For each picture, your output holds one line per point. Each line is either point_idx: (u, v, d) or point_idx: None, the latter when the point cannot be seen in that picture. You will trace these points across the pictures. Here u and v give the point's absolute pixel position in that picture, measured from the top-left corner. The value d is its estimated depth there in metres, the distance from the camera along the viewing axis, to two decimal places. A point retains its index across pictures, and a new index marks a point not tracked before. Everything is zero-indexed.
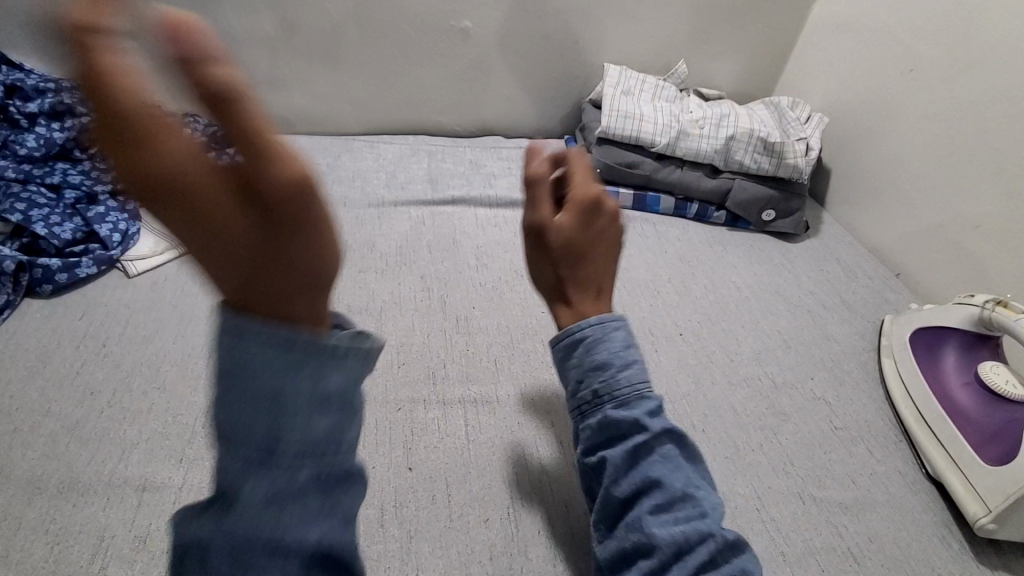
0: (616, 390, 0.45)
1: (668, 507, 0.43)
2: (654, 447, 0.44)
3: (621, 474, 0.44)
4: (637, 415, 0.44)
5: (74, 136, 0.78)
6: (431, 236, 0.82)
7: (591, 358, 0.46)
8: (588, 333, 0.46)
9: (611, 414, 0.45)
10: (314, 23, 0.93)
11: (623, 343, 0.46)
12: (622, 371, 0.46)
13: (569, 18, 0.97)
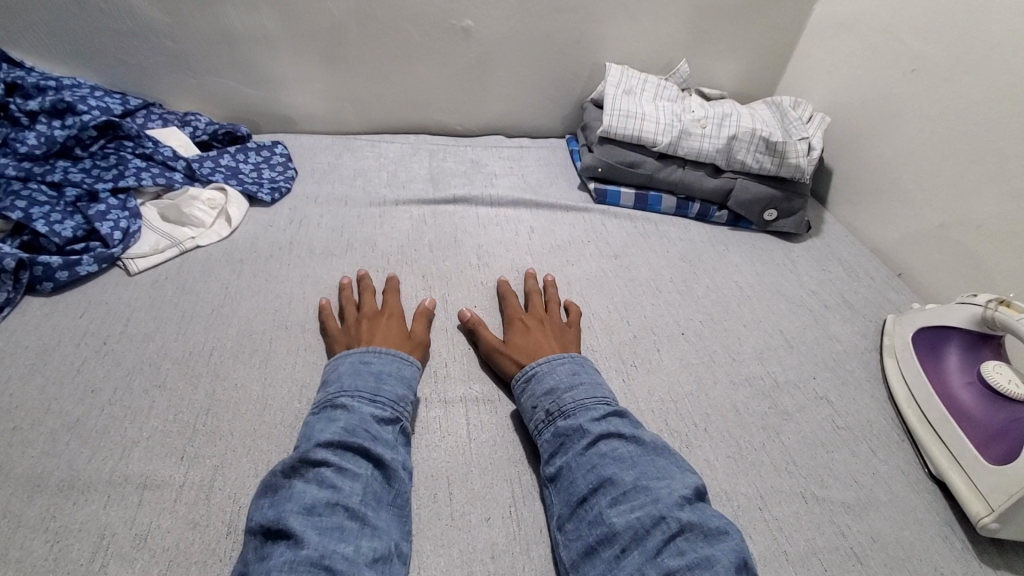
0: (563, 404, 0.55)
1: (623, 496, 0.47)
2: (601, 447, 0.51)
3: (577, 476, 0.50)
4: (580, 421, 0.53)
5: (75, 133, 0.78)
6: (433, 234, 0.82)
7: (542, 385, 0.57)
8: (536, 368, 0.59)
9: (561, 425, 0.53)
10: (314, 21, 0.92)
11: (568, 370, 0.58)
12: (568, 390, 0.56)
13: (572, 17, 0.96)
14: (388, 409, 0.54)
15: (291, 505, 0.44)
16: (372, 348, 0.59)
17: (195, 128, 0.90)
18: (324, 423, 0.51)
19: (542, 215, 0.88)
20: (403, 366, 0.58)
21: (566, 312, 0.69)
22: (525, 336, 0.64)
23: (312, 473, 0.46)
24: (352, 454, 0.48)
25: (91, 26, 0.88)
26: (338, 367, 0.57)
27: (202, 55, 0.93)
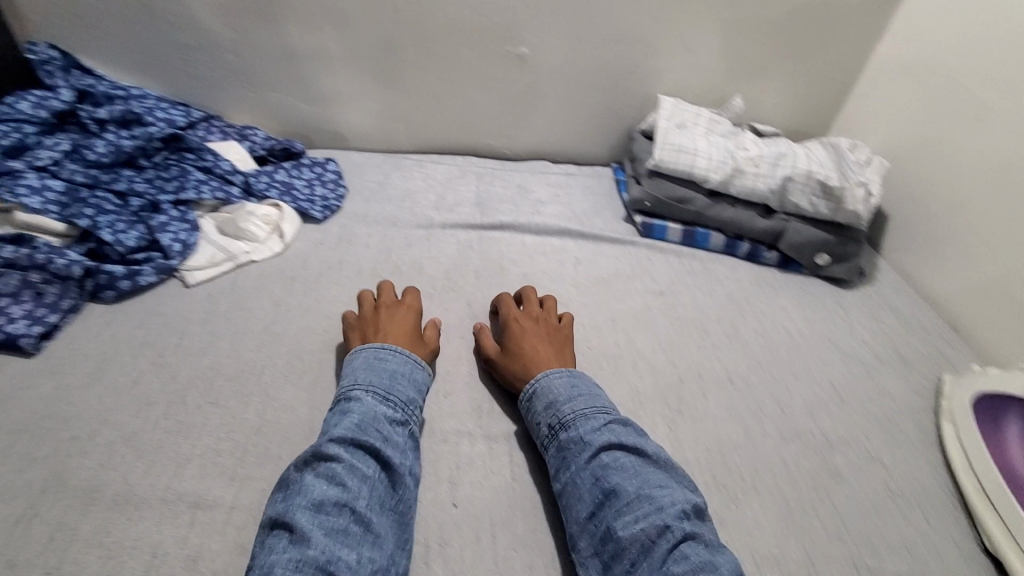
0: (563, 416, 0.56)
1: (626, 507, 0.49)
2: (604, 458, 0.52)
3: (582, 486, 0.51)
4: (581, 433, 0.54)
5: (142, 144, 0.82)
6: (478, 260, 0.83)
7: (541, 400, 0.59)
8: (536, 383, 0.60)
9: (563, 438, 0.55)
10: (372, 43, 0.94)
11: (565, 383, 0.60)
12: (567, 402, 0.57)
13: (626, 48, 0.97)
14: (398, 408, 0.55)
15: (304, 501, 0.46)
16: (388, 346, 0.61)
17: (253, 142, 0.92)
18: (338, 416, 0.54)
19: (587, 246, 0.88)
20: (415, 370, 0.60)
21: (562, 319, 0.70)
22: (525, 336, 0.66)
23: (324, 468, 0.48)
24: (363, 451, 0.50)
25: (161, 40, 0.91)
26: (352, 362, 0.59)
27: (263, 71, 0.96)
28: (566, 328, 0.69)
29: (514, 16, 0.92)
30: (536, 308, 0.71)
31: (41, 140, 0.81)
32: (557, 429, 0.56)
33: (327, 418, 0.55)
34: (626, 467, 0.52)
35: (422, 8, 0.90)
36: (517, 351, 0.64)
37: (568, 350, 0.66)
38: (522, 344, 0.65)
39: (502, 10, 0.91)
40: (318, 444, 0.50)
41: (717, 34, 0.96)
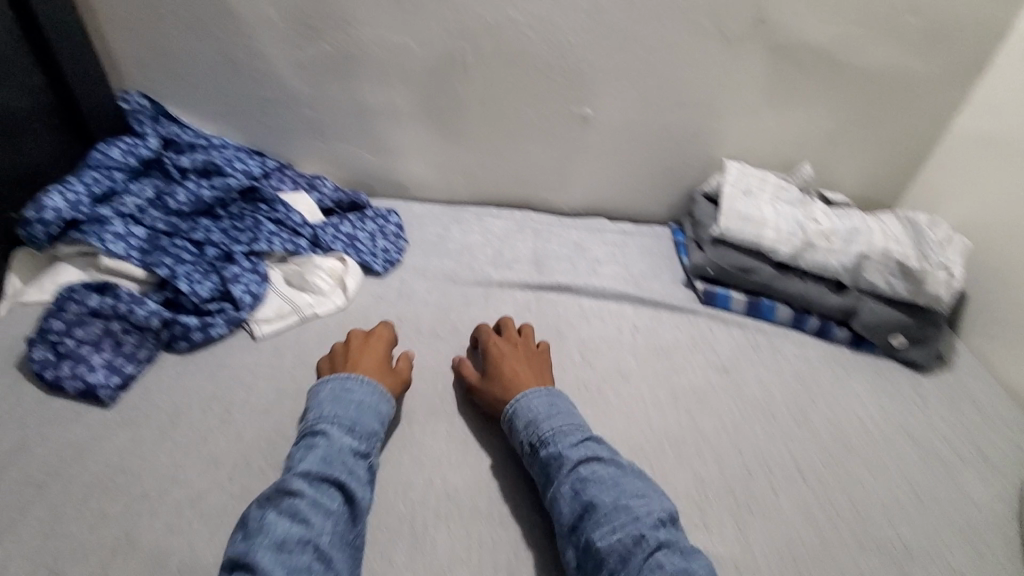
0: (543, 433, 0.60)
1: (603, 519, 0.52)
2: (583, 472, 0.56)
3: (563, 499, 0.55)
4: (560, 450, 0.58)
5: (221, 195, 0.86)
6: (536, 324, 0.82)
7: (522, 418, 0.63)
8: (516, 403, 0.64)
9: (544, 455, 0.59)
10: (440, 101, 0.96)
11: (545, 402, 0.63)
12: (547, 420, 0.61)
13: (692, 112, 0.96)
14: (362, 439, 0.59)
15: (266, 537, 0.48)
16: (354, 377, 0.64)
17: (321, 193, 0.95)
18: (303, 450, 0.57)
19: (646, 312, 0.86)
20: (381, 402, 0.63)
21: (536, 344, 0.74)
22: (504, 359, 0.70)
23: (285, 504, 0.51)
24: (326, 485, 0.53)
25: (243, 92, 0.96)
26: (318, 394, 0.62)
27: (334, 123, 1.00)
28: (540, 353, 0.72)
29: (582, 79, 0.92)
30: (513, 334, 0.74)
31: (127, 187, 0.85)
32: (538, 443, 0.60)
33: (293, 452, 0.58)
34: (603, 479, 0.55)
35: (492, 71, 0.92)
36: (495, 377, 0.68)
37: (542, 372, 0.70)
38: (500, 369, 0.68)
39: (571, 74, 0.92)
40: (282, 482, 0.53)
41: (788, 100, 0.94)
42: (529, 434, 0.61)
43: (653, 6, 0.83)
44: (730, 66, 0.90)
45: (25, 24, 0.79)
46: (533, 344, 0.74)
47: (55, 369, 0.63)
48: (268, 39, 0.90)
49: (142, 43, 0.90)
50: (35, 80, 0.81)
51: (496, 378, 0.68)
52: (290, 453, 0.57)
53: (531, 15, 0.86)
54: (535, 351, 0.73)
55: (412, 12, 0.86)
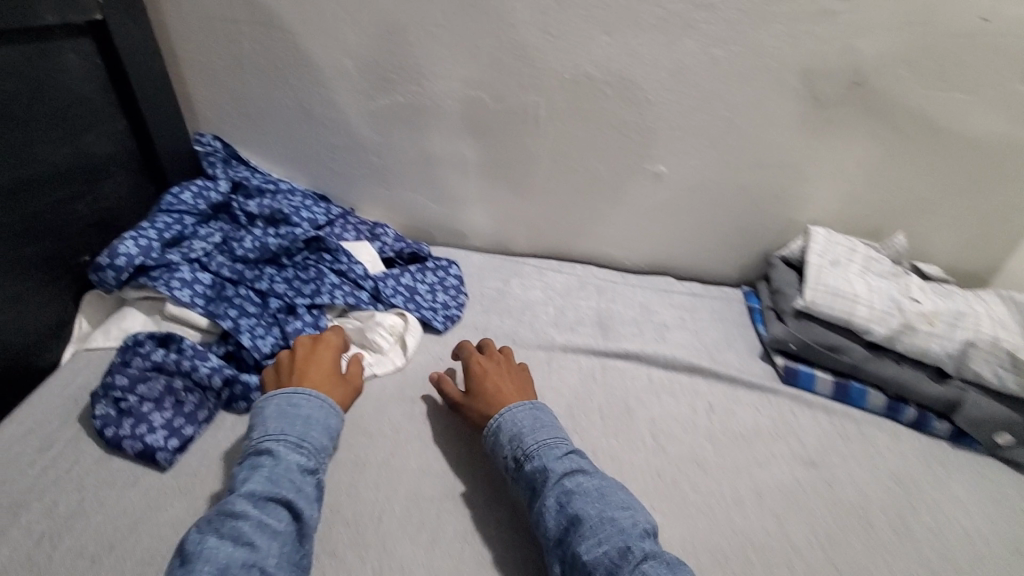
0: (527, 447, 0.61)
1: (589, 532, 0.52)
2: (567, 484, 0.56)
3: (549, 512, 0.55)
4: (543, 464, 0.58)
5: (286, 244, 0.85)
6: (603, 397, 0.77)
7: (507, 432, 0.63)
8: (500, 418, 0.64)
9: (528, 468, 0.59)
10: (508, 153, 0.94)
11: (528, 415, 0.64)
12: (531, 433, 0.62)
13: (774, 173, 0.90)
14: (309, 456, 0.58)
15: (207, 564, 0.47)
16: (302, 390, 0.63)
17: (383, 243, 0.94)
18: (248, 471, 0.56)
19: (720, 389, 0.80)
20: (329, 415, 0.63)
21: (511, 361, 0.75)
22: (486, 375, 0.71)
23: (228, 528, 0.50)
24: (272, 505, 0.53)
25: (312, 138, 0.96)
26: (262, 411, 0.61)
27: (399, 171, 0.98)
28: (520, 371, 0.74)
29: (659, 137, 0.88)
30: (491, 351, 0.76)
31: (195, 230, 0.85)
32: (521, 455, 0.60)
33: (238, 473, 0.57)
34: (586, 489, 0.55)
35: (565, 125, 0.89)
36: (477, 393, 0.69)
37: (520, 388, 0.71)
38: (481, 385, 0.69)
39: (647, 131, 0.88)
40: (225, 506, 0.52)
41: (879, 166, 0.88)
42: (512, 446, 0.62)
43: (740, 69, 0.81)
44: (819, 129, 0.86)
45: (114, 72, 0.80)
46: (511, 361, 0.75)
47: (116, 426, 0.62)
48: (342, 88, 0.90)
49: (220, 88, 0.92)
50: (118, 125, 0.83)
51: (477, 394, 0.69)
52: (234, 472, 0.57)
53: (610, 72, 0.83)
54: (511, 366, 0.74)
55: (488, 67, 0.85)
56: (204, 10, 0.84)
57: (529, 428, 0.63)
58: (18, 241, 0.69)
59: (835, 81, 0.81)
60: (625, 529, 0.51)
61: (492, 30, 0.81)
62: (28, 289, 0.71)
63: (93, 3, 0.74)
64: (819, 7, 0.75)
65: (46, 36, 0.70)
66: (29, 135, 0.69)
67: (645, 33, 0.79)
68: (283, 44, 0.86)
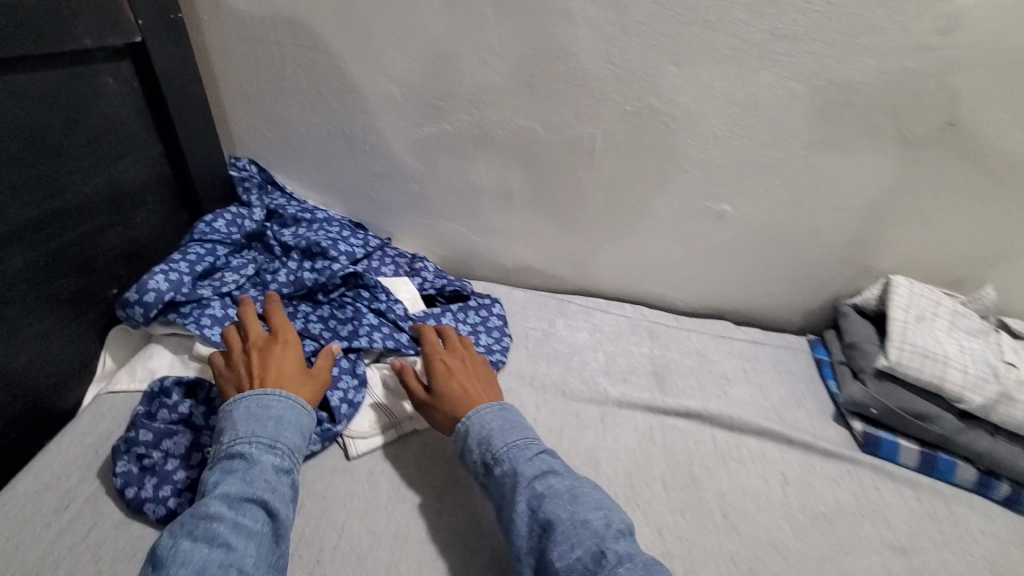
0: (496, 450, 0.59)
1: (561, 536, 0.50)
2: (538, 487, 0.55)
3: (520, 517, 0.53)
4: (511, 468, 0.57)
5: (322, 281, 0.79)
6: (665, 462, 0.70)
7: (475, 436, 0.61)
8: (467, 422, 0.63)
9: (499, 473, 0.57)
10: (558, 186, 0.87)
11: (497, 416, 0.62)
12: (500, 436, 0.60)
13: (849, 217, 0.83)
14: (284, 458, 0.56)
15: (182, 566, 0.44)
16: (270, 391, 0.60)
17: (424, 280, 0.89)
18: (219, 475, 0.53)
19: (792, 456, 0.73)
20: (302, 415, 0.61)
21: (473, 357, 0.73)
22: (453, 374, 0.69)
23: (202, 530, 0.47)
24: (249, 505, 0.50)
25: (352, 166, 0.91)
26: (229, 415, 0.58)
27: (441, 202, 0.93)
28: (485, 369, 0.72)
29: (725, 175, 0.82)
30: (453, 347, 0.73)
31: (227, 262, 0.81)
32: (490, 459, 0.59)
33: (207, 480, 0.53)
34: (556, 493, 0.54)
35: (622, 159, 0.83)
36: (441, 392, 0.67)
37: (484, 387, 0.69)
38: (446, 384, 0.67)
39: (713, 168, 0.81)
40: (196, 509, 0.48)
41: (970, 211, 0.80)
42: (480, 449, 0.60)
43: (822, 105, 0.74)
44: (904, 170, 0.78)
45: (150, 96, 0.76)
46: (470, 356, 0.73)
47: (137, 487, 0.57)
48: (385, 114, 0.84)
49: (258, 112, 0.87)
50: (153, 151, 0.79)
51: (442, 394, 0.67)
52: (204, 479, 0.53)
53: (676, 105, 0.76)
54: (473, 363, 0.72)
55: (542, 96, 0.79)
56: (245, 32, 0.79)
57: (495, 430, 0.61)
58: (44, 277, 0.64)
59: (927, 120, 0.73)
60: (598, 533, 0.50)
61: (550, 58, 0.75)
62: (53, 328, 0.66)
63: (132, 25, 0.70)
64: (917, 40, 0.68)
65: (83, 59, 0.66)
66: (60, 164, 0.65)
67: (718, 64, 0.72)
68: (325, 68, 0.81)
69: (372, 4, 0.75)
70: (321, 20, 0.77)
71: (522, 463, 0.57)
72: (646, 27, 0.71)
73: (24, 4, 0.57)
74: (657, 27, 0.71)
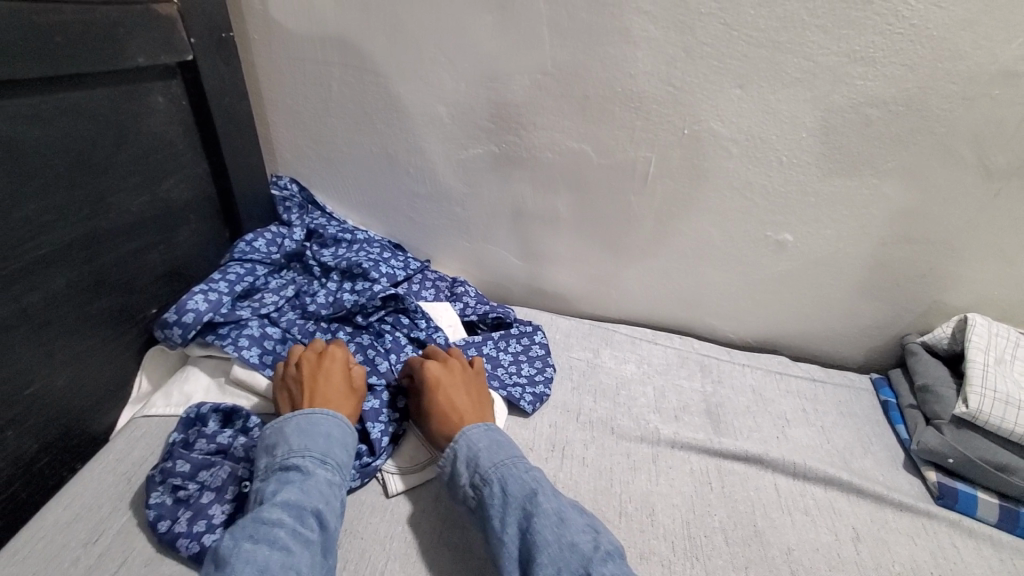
0: (484, 470, 0.56)
1: (547, 560, 0.48)
2: (527, 507, 0.52)
3: (509, 541, 0.51)
4: (498, 489, 0.54)
5: (362, 302, 0.76)
6: (724, 511, 0.65)
7: (461, 456, 0.58)
8: (455, 443, 0.59)
9: (487, 495, 0.54)
10: (607, 211, 0.84)
11: (484, 435, 0.59)
12: (488, 455, 0.57)
13: (922, 249, 0.78)
14: (336, 471, 0.55)
15: (246, 566, 0.44)
16: (319, 412, 0.59)
17: (465, 305, 0.86)
18: (275, 484, 0.52)
19: (863, 509, 0.67)
20: (348, 434, 0.60)
21: (467, 368, 0.70)
22: (442, 387, 0.65)
23: (263, 533, 0.47)
24: (305, 515, 0.50)
25: (394, 186, 0.89)
26: (282, 430, 0.57)
27: (484, 225, 0.90)
28: (478, 381, 0.69)
29: (787, 203, 0.77)
30: (442, 356, 0.70)
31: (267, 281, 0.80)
32: (475, 481, 0.56)
33: (262, 488, 0.53)
34: (541, 514, 0.51)
35: (676, 184, 0.79)
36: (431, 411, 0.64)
37: (478, 402, 0.66)
38: (435, 401, 0.64)
39: (774, 196, 0.77)
40: (257, 515, 0.49)
41: None
42: (466, 471, 0.57)
43: (898, 131, 0.69)
44: (985, 202, 0.73)
45: (199, 115, 0.75)
46: (463, 366, 0.70)
47: (170, 520, 0.55)
48: (431, 136, 0.82)
49: (303, 130, 0.86)
50: (198, 169, 0.78)
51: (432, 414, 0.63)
52: (257, 489, 0.53)
53: (739, 129, 0.73)
54: (464, 373, 0.68)
55: (596, 119, 0.76)
56: (294, 50, 0.78)
57: (484, 449, 0.58)
58: (84, 297, 0.62)
59: (1014, 150, 0.68)
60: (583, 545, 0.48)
61: (607, 80, 0.73)
62: (91, 349, 0.65)
63: (184, 44, 0.69)
64: (1008, 65, 0.63)
65: (136, 77, 0.65)
66: (108, 183, 0.64)
67: (786, 88, 0.69)
68: (373, 87, 0.79)
69: (425, 23, 0.73)
70: (372, 39, 0.75)
71: (508, 484, 0.54)
72: (710, 49, 0.68)
73: (82, 21, 0.56)
74: (723, 49, 0.68)
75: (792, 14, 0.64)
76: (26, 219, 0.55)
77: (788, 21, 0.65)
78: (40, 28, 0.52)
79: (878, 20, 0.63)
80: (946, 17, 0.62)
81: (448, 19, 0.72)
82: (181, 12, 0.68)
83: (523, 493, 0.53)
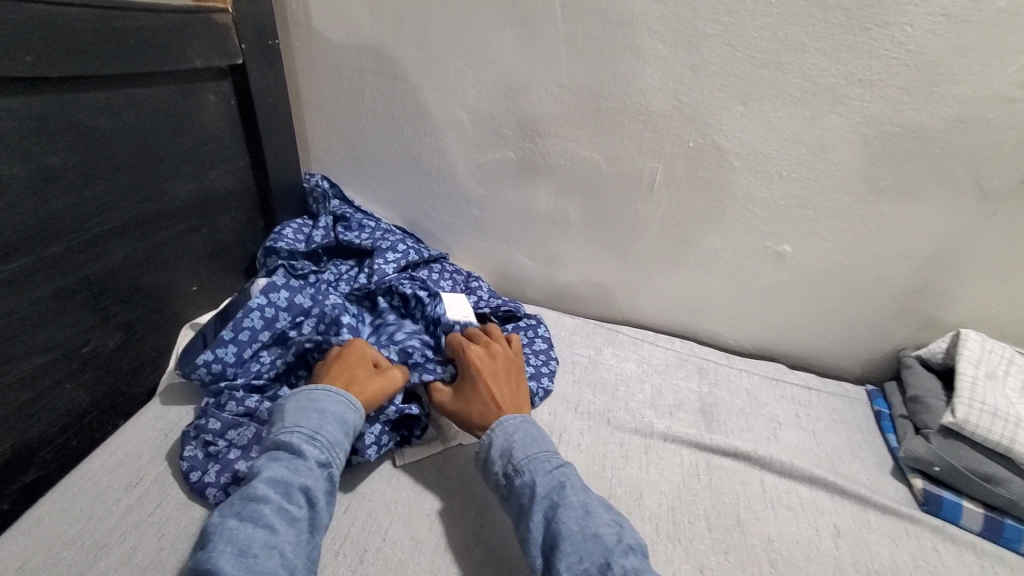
0: (517, 461, 0.60)
1: (571, 548, 0.51)
2: (555, 498, 0.56)
3: (535, 528, 0.55)
4: (529, 480, 0.58)
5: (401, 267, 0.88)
6: (709, 501, 0.68)
7: (498, 447, 0.63)
8: (491, 435, 0.64)
9: (518, 484, 0.59)
10: (615, 218, 0.89)
11: (520, 430, 0.64)
12: (522, 448, 0.62)
13: (918, 266, 0.81)
14: (325, 449, 0.58)
15: (229, 542, 0.48)
16: (316, 388, 0.63)
17: (479, 299, 0.91)
18: (267, 462, 0.57)
19: (846, 508, 0.70)
20: (349, 411, 0.63)
21: (508, 360, 0.74)
22: (484, 379, 0.70)
23: (248, 509, 0.51)
24: (292, 491, 0.54)
25: (418, 186, 0.96)
26: (283, 408, 0.62)
27: (499, 226, 0.96)
28: (517, 376, 0.73)
29: (788, 215, 0.81)
30: (491, 350, 0.74)
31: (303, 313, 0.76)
32: (508, 472, 0.60)
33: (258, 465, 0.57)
34: (565, 505, 0.55)
35: (681, 194, 0.84)
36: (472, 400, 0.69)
37: (516, 397, 0.70)
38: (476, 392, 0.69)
39: (774, 209, 0.81)
40: (246, 491, 0.53)
41: None
42: (501, 462, 0.62)
43: (893, 150, 0.73)
44: (981, 221, 0.75)
45: (245, 113, 0.83)
46: (506, 360, 0.74)
47: (201, 471, 0.61)
48: (453, 140, 0.89)
49: (337, 131, 0.93)
50: (241, 162, 0.85)
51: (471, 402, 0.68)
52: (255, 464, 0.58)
53: (741, 144, 0.77)
54: (506, 365, 0.73)
55: (607, 129, 0.81)
56: (333, 59, 0.86)
57: (518, 443, 0.62)
58: (135, 271, 0.70)
59: (1007, 171, 0.71)
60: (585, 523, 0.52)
61: (618, 94, 0.78)
62: (138, 318, 0.72)
63: (236, 48, 0.77)
64: (1000, 91, 0.67)
65: (191, 77, 0.73)
66: (162, 170, 0.71)
67: (786, 106, 0.73)
68: (403, 94, 0.86)
69: (453, 36, 0.80)
70: (403, 50, 0.82)
71: (539, 476, 0.58)
72: (715, 67, 0.73)
73: (152, 25, 0.64)
74: (727, 68, 0.73)
75: (792, 37, 0.69)
76: (93, 198, 0.62)
77: (789, 44, 0.69)
78: (116, 30, 0.60)
79: (875, 45, 0.67)
80: (941, 44, 0.66)
81: (474, 34, 0.79)
82: (235, 20, 0.75)
83: (551, 485, 0.57)
